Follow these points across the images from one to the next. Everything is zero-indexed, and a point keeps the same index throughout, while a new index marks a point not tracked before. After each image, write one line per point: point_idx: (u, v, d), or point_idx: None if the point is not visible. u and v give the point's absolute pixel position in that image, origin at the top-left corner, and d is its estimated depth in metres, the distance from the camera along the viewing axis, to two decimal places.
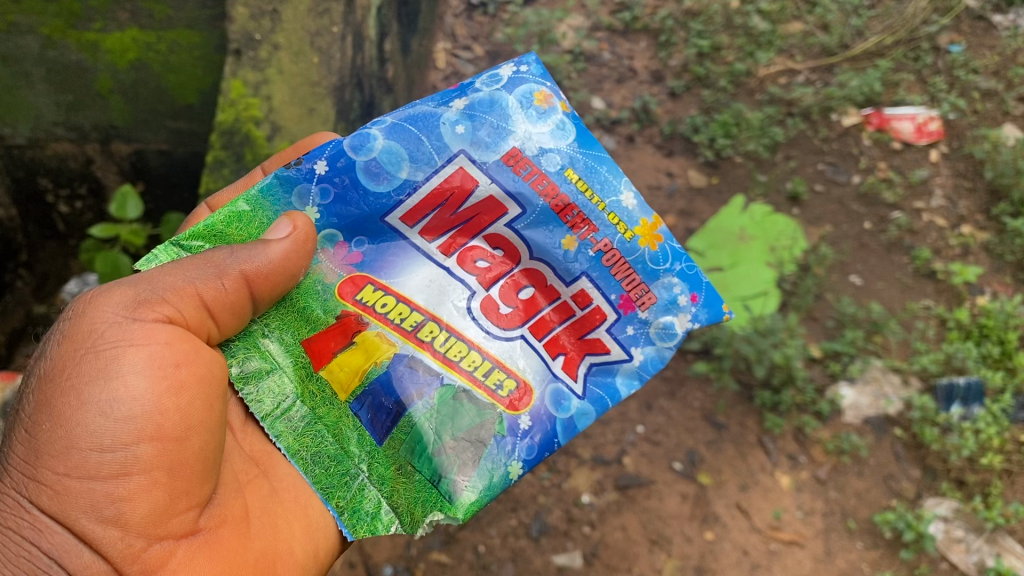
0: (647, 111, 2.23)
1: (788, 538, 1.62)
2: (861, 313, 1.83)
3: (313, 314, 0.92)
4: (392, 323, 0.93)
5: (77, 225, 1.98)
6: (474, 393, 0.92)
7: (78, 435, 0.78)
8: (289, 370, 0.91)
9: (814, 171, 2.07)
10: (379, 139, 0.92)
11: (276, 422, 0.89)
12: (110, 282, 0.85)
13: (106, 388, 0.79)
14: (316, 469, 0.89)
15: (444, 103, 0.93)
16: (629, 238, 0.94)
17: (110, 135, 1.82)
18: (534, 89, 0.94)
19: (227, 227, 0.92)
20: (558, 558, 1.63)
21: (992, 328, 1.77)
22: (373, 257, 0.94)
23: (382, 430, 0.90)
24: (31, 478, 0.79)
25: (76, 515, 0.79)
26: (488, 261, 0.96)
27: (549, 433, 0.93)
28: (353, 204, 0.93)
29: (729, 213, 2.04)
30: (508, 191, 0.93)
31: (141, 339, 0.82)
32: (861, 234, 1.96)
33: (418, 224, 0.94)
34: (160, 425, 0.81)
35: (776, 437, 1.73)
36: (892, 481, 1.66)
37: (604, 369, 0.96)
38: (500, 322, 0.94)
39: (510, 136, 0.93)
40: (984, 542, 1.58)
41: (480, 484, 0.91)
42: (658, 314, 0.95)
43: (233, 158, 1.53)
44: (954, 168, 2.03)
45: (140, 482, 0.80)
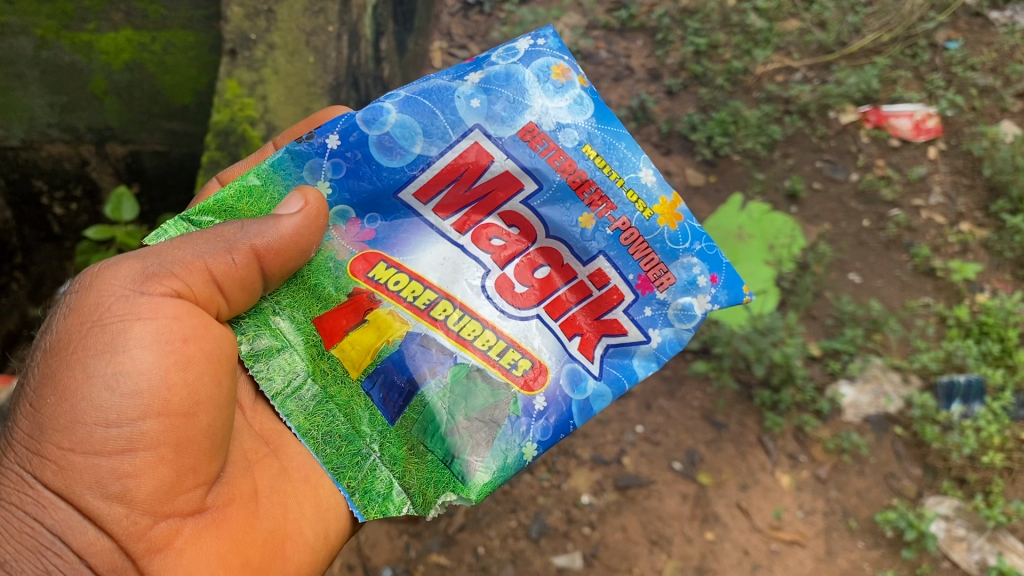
0: (644, 109, 2.23)
1: (789, 538, 1.61)
2: (860, 311, 1.82)
3: (326, 291, 0.92)
4: (404, 301, 0.92)
5: (72, 227, 1.96)
6: (488, 372, 0.92)
7: (84, 409, 0.77)
8: (300, 349, 0.91)
9: (812, 168, 2.06)
10: (393, 112, 0.91)
11: (287, 401, 0.90)
12: (117, 255, 0.84)
13: (113, 362, 0.79)
14: (327, 448, 0.90)
15: (459, 77, 0.91)
16: (648, 216, 0.92)
17: (105, 136, 1.81)
18: (552, 62, 0.91)
19: (238, 202, 0.91)
20: (558, 559, 1.62)
21: (992, 326, 1.75)
22: (386, 234, 0.93)
23: (393, 409, 0.90)
24: (34, 452, 0.77)
25: (80, 491, 0.78)
26: (504, 238, 0.95)
27: (564, 414, 0.92)
28: (366, 179, 0.91)
29: (727, 211, 2.03)
30: (524, 167, 0.91)
31: (148, 314, 0.81)
32: (859, 233, 1.96)
33: (432, 200, 0.93)
34: (167, 400, 0.80)
35: (776, 436, 1.73)
36: (893, 480, 1.66)
37: (622, 351, 0.94)
38: (515, 301, 0.94)
39: (527, 110, 0.91)
40: (986, 540, 1.57)
41: (494, 465, 0.90)
42: (676, 295, 0.93)
43: (229, 159, 1.52)
44: (953, 165, 2.02)
45: (147, 458, 0.79)
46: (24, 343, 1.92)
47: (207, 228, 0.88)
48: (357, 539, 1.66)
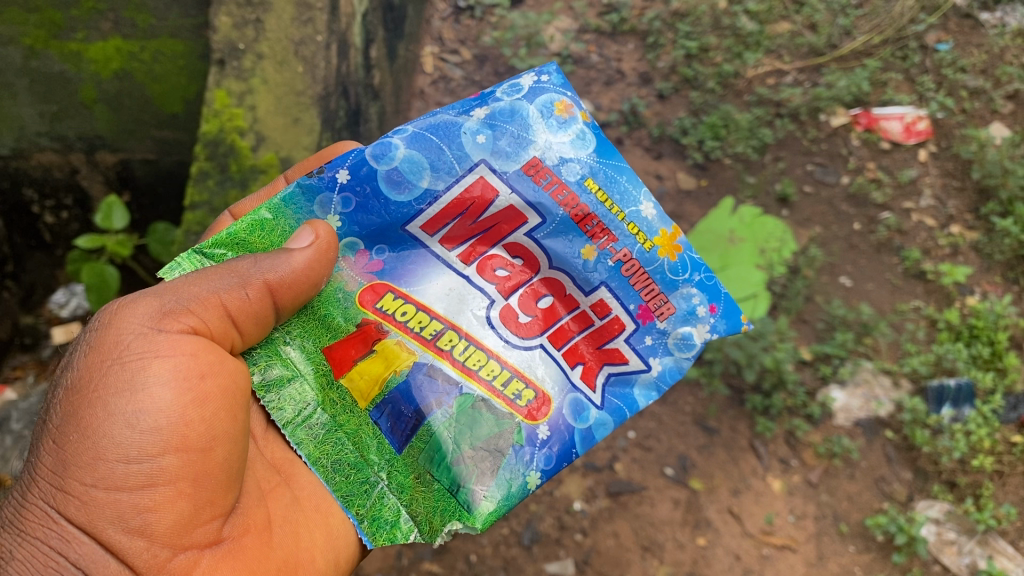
0: (635, 114, 2.22)
1: (780, 543, 1.62)
2: (851, 314, 1.83)
3: (335, 321, 0.92)
4: (412, 332, 0.93)
5: (63, 235, 1.96)
6: (493, 402, 0.92)
7: (105, 446, 0.77)
8: (310, 378, 0.90)
9: (803, 171, 2.06)
10: (400, 147, 0.90)
11: (297, 430, 0.89)
12: (135, 293, 0.84)
13: (132, 399, 0.79)
14: (337, 477, 0.89)
15: (465, 112, 0.90)
16: (649, 248, 0.91)
17: (95, 144, 1.81)
18: (555, 98, 0.91)
19: (250, 235, 0.90)
20: (550, 566, 1.63)
21: (982, 329, 1.76)
22: (393, 265, 0.93)
23: (401, 438, 0.90)
24: (59, 488, 0.78)
25: (103, 526, 0.77)
26: (508, 269, 0.95)
27: (567, 443, 0.92)
28: (374, 212, 0.91)
29: (719, 215, 2.02)
30: (528, 201, 0.91)
31: (166, 351, 0.81)
32: (851, 236, 1.96)
33: (439, 232, 0.93)
34: (185, 436, 0.80)
35: (768, 441, 1.73)
36: (884, 484, 1.66)
37: (623, 379, 0.94)
38: (519, 331, 0.94)
39: (531, 146, 0.90)
40: (976, 544, 1.58)
41: (499, 494, 0.89)
42: (676, 324, 0.93)
43: (218, 169, 1.52)
44: (943, 167, 2.03)
45: (166, 492, 0.79)
46: (16, 351, 1.96)
47: (220, 263, 0.88)
48: None
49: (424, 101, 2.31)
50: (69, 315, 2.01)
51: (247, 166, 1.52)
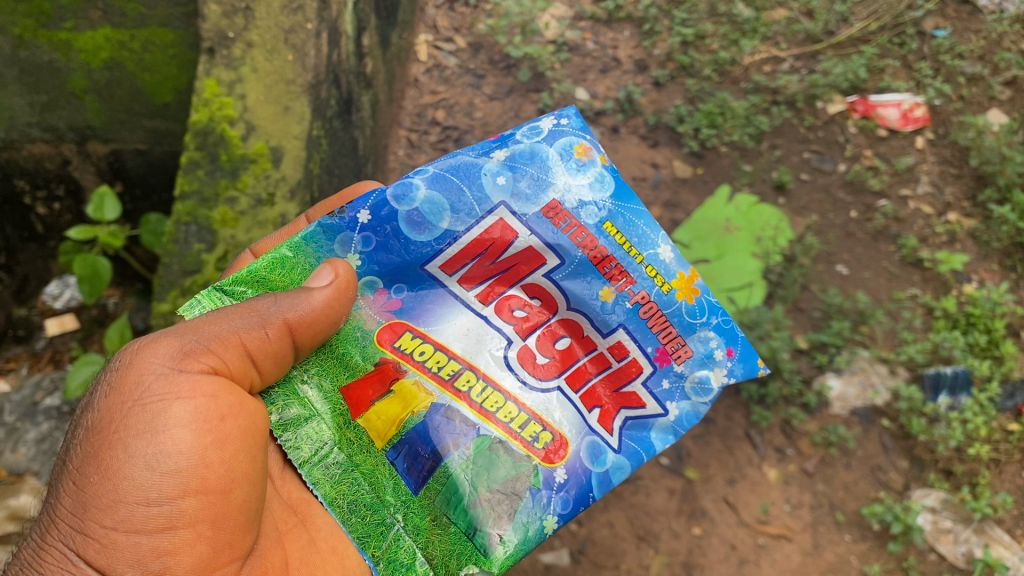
0: (631, 101, 2.20)
1: (776, 532, 1.62)
2: (847, 303, 1.81)
3: (353, 360, 0.93)
4: (429, 371, 0.94)
5: (55, 226, 1.96)
6: (509, 444, 0.93)
7: (126, 489, 0.79)
8: (327, 417, 0.91)
9: (800, 159, 2.05)
10: (422, 189, 0.92)
11: (314, 469, 0.89)
12: (156, 333, 0.85)
13: (153, 442, 0.80)
14: (353, 518, 0.88)
15: (485, 154, 0.94)
16: (666, 291, 0.93)
17: (87, 135, 1.79)
18: (574, 142, 0.94)
19: (270, 273, 0.92)
20: (546, 555, 1.64)
21: (979, 317, 1.75)
22: (412, 304, 0.95)
23: (417, 479, 0.91)
24: (80, 530, 0.79)
25: (122, 569, 0.79)
26: (526, 310, 0.97)
27: (584, 487, 0.93)
28: (394, 252, 0.93)
29: (714, 204, 2.01)
30: (547, 243, 0.93)
31: (186, 393, 0.82)
32: (847, 223, 1.95)
33: (457, 272, 0.95)
34: (205, 478, 0.81)
35: (763, 430, 1.72)
36: (880, 473, 1.66)
37: (640, 423, 0.96)
38: (537, 372, 0.96)
39: (550, 188, 0.93)
40: (973, 532, 1.57)
41: (515, 538, 0.91)
42: (693, 368, 0.94)
43: (208, 159, 1.48)
44: (940, 155, 2.01)
45: (185, 535, 0.80)
46: (11, 344, 1.99)
47: (241, 301, 0.90)
48: None
49: (419, 90, 2.30)
50: (63, 307, 2.03)
51: (237, 156, 1.48)
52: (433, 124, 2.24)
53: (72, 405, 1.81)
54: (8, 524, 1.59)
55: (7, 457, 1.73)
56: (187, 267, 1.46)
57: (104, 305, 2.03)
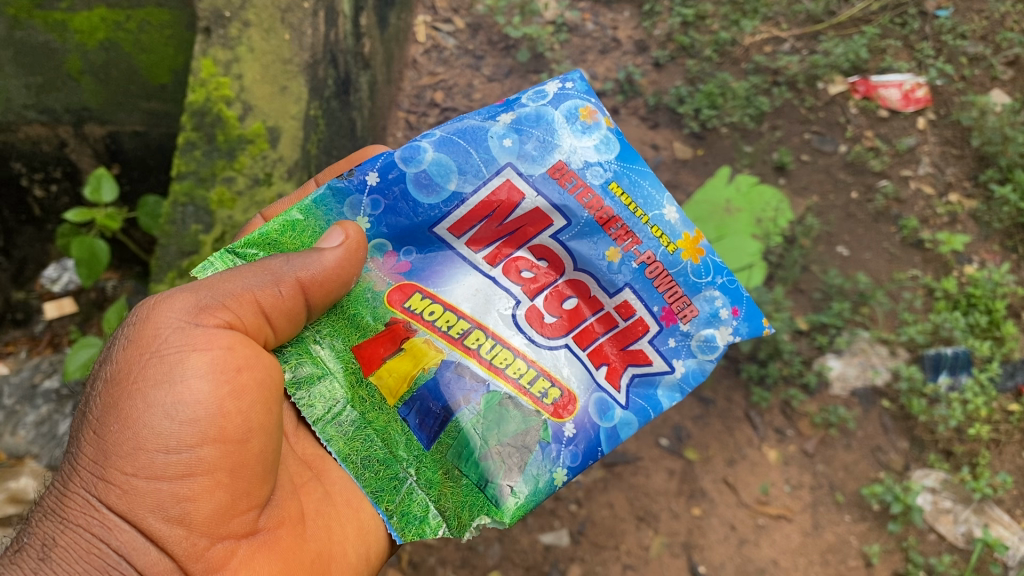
0: (631, 82, 2.19)
1: (776, 513, 1.62)
2: (847, 284, 1.81)
3: (364, 320, 0.94)
4: (439, 330, 0.95)
5: (53, 209, 1.95)
6: (519, 400, 0.94)
7: (145, 436, 0.79)
8: (340, 375, 0.92)
9: (800, 140, 2.04)
10: (429, 151, 0.93)
11: (327, 426, 0.91)
12: (172, 288, 0.85)
13: (172, 392, 0.80)
14: (366, 473, 0.91)
15: (491, 117, 0.93)
16: (672, 250, 0.93)
17: (83, 117, 1.78)
18: (579, 105, 0.93)
19: (281, 236, 0.92)
20: (545, 536, 1.62)
21: (980, 297, 1.75)
22: (421, 266, 0.95)
23: (429, 434, 0.92)
24: (100, 478, 0.80)
25: (143, 514, 0.79)
26: (533, 271, 0.97)
27: (593, 441, 0.93)
28: (403, 215, 0.93)
29: (715, 184, 1.99)
30: (553, 204, 0.93)
31: (202, 344, 0.82)
32: (848, 204, 1.94)
33: (465, 234, 0.95)
34: (223, 427, 0.82)
35: (763, 411, 1.72)
36: (880, 453, 1.66)
37: (647, 380, 0.96)
38: (544, 331, 0.96)
39: (556, 150, 0.93)
40: (973, 512, 1.57)
41: (526, 489, 0.91)
42: (699, 327, 0.94)
43: (205, 140, 1.46)
44: (942, 135, 2.00)
45: (204, 483, 0.81)
46: (9, 326, 2.00)
47: (253, 261, 0.90)
48: None
49: (417, 72, 2.28)
50: (61, 290, 2.03)
51: (234, 137, 1.47)
52: (431, 106, 2.23)
53: (72, 388, 1.80)
54: (8, 506, 1.56)
55: (7, 440, 1.72)
56: (184, 248, 1.45)
57: (102, 288, 2.02)
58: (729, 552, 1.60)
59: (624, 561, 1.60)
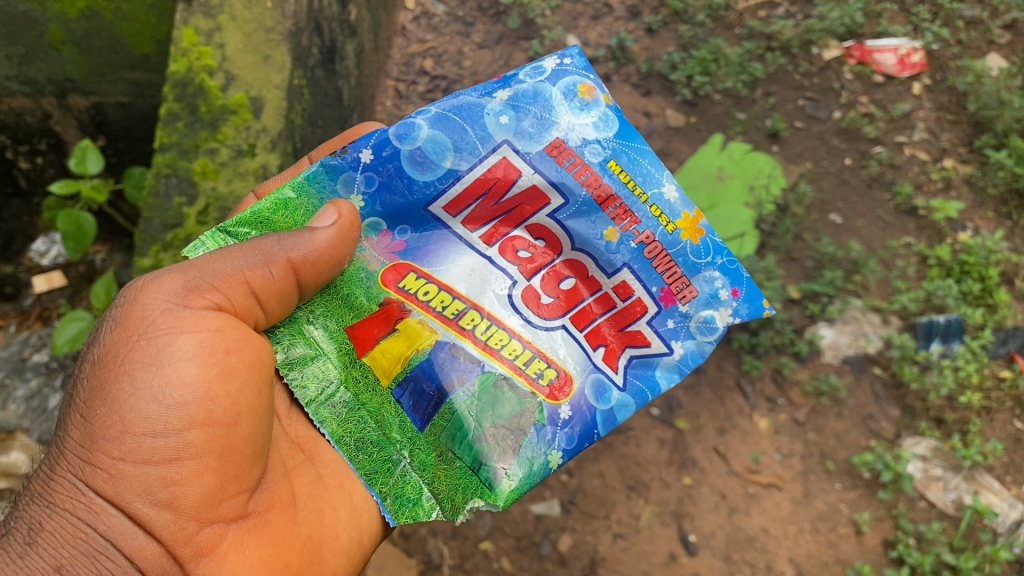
0: (623, 48, 2.14)
1: (766, 481, 1.62)
2: (840, 252, 1.80)
3: (357, 301, 0.93)
4: (433, 311, 0.93)
5: (39, 181, 1.94)
6: (514, 380, 0.92)
7: (133, 420, 0.78)
8: (333, 356, 0.92)
9: (794, 107, 2.01)
10: (424, 128, 0.91)
11: (320, 407, 0.91)
12: (160, 270, 0.84)
13: (159, 374, 0.79)
14: (360, 455, 0.90)
15: (488, 94, 0.92)
16: (671, 230, 0.91)
17: (66, 88, 1.75)
18: (578, 81, 0.92)
19: (273, 214, 0.91)
20: (536, 507, 1.62)
21: (973, 265, 1.74)
22: (416, 245, 0.94)
23: (423, 416, 0.91)
24: (87, 461, 0.79)
25: (130, 498, 0.78)
26: (530, 250, 0.95)
27: (589, 424, 0.92)
28: (397, 192, 0.92)
29: (707, 152, 1.97)
30: (551, 181, 0.91)
31: (191, 326, 0.81)
32: (841, 171, 1.93)
33: (461, 213, 0.94)
34: (211, 410, 0.81)
35: (754, 379, 1.72)
36: (871, 421, 1.65)
37: (645, 362, 0.95)
38: (541, 312, 0.95)
39: (553, 127, 0.91)
40: (962, 480, 1.57)
41: (520, 472, 0.90)
42: (698, 307, 0.93)
43: (188, 111, 1.44)
44: (937, 101, 1.98)
45: (193, 466, 0.80)
46: None
47: (244, 242, 0.89)
48: None
49: (406, 39, 2.25)
50: (50, 264, 2.02)
51: (217, 108, 1.44)
52: (421, 74, 2.20)
53: (61, 361, 1.79)
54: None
55: None
56: (168, 221, 1.44)
57: (91, 262, 2.01)
58: (720, 521, 1.60)
59: (615, 531, 1.60)
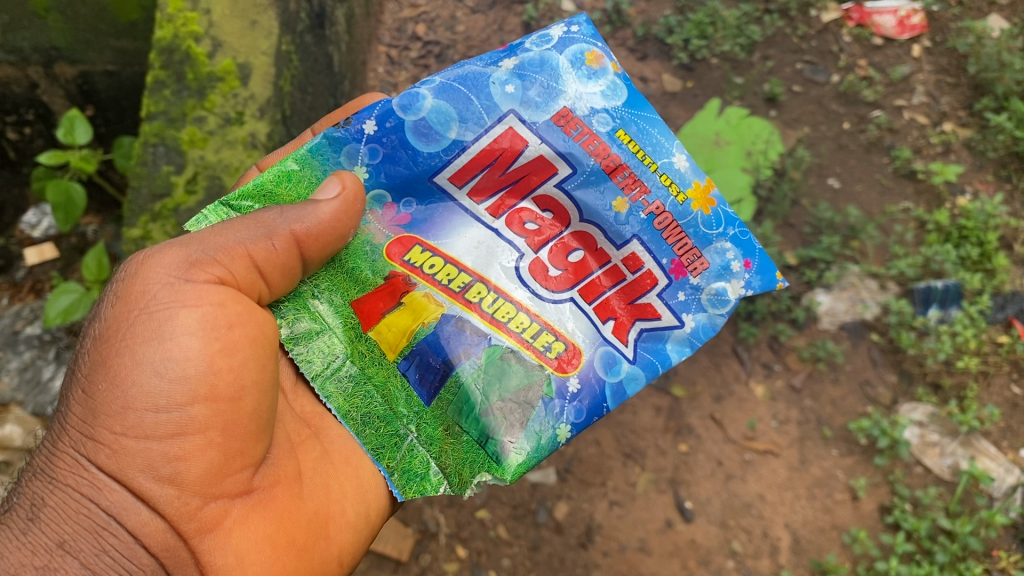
0: (619, 11, 2.08)
1: (762, 448, 1.61)
2: (838, 218, 1.79)
3: (363, 275, 0.92)
4: (439, 284, 0.93)
5: (27, 152, 1.92)
6: (522, 354, 0.92)
7: (135, 396, 0.77)
8: (338, 331, 0.91)
9: (792, 71, 1.98)
10: (428, 98, 0.89)
11: (326, 382, 0.90)
12: (162, 243, 0.83)
13: (161, 349, 0.78)
14: (366, 430, 0.90)
15: (493, 63, 0.90)
16: (681, 200, 0.89)
17: (53, 57, 1.72)
18: (585, 49, 0.89)
19: (277, 187, 0.90)
20: (532, 474, 1.61)
21: (971, 230, 1.73)
22: (421, 217, 0.93)
23: (429, 390, 0.91)
24: (90, 437, 0.79)
25: (133, 474, 0.78)
26: (537, 223, 0.94)
27: (597, 397, 0.91)
28: (402, 163, 0.90)
29: (705, 117, 1.93)
30: (558, 152, 0.89)
31: (193, 301, 0.80)
32: (840, 136, 1.90)
33: (467, 184, 0.92)
34: (214, 385, 0.80)
35: (751, 346, 1.71)
36: (868, 387, 1.65)
37: (655, 335, 0.93)
38: (548, 284, 0.94)
39: (560, 96, 0.89)
40: (959, 445, 1.57)
41: (528, 446, 0.90)
42: (709, 280, 0.91)
43: (174, 79, 1.41)
44: (937, 63, 1.96)
45: (196, 442, 0.79)
46: None
47: (247, 214, 0.87)
48: None
49: (398, 4, 2.22)
50: (41, 236, 2.00)
51: (205, 75, 1.42)
52: (414, 39, 2.17)
53: (54, 333, 1.78)
54: None
55: None
56: (156, 190, 1.41)
57: (83, 233, 1.99)
58: (716, 488, 1.59)
59: (610, 498, 1.59)
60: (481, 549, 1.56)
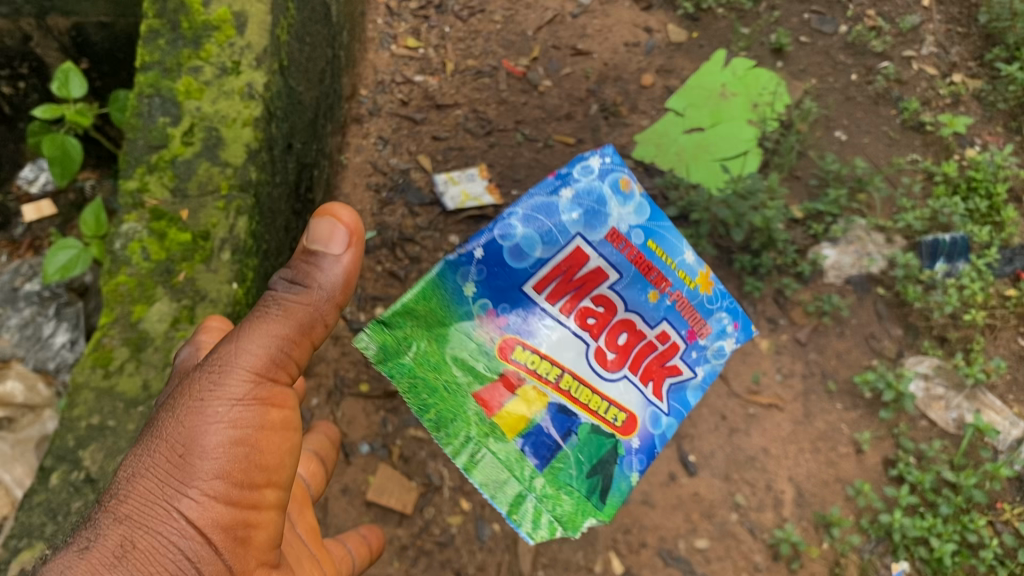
0: None
1: (767, 402, 1.59)
2: (846, 169, 1.76)
3: (455, 377, 0.87)
4: (543, 378, 0.90)
5: (23, 107, 1.91)
6: (603, 429, 0.92)
7: (234, 477, 0.76)
8: (464, 422, 0.87)
9: (800, 20, 1.96)
10: (516, 225, 0.86)
11: (465, 461, 0.87)
12: (247, 323, 0.80)
13: (251, 442, 0.78)
14: (499, 493, 0.88)
15: (553, 191, 0.86)
16: (692, 285, 0.93)
17: (46, 8, 1.69)
18: (618, 174, 0.88)
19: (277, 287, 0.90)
20: None
21: (980, 182, 1.72)
22: (515, 324, 0.90)
23: (542, 463, 0.89)
24: (184, 506, 0.73)
25: (224, 552, 0.75)
26: (593, 317, 0.92)
27: (651, 446, 0.95)
28: (495, 276, 0.87)
29: (709, 69, 1.83)
30: (610, 261, 0.89)
31: (272, 398, 0.81)
32: (847, 87, 1.87)
33: (544, 291, 0.89)
34: (281, 475, 0.82)
35: (756, 300, 1.69)
36: (874, 340, 1.63)
37: (678, 387, 0.97)
38: (607, 367, 0.93)
39: (606, 218, 0.87)
40: (964, 398, 1.55)
41: (616, 496, 0.92)
42: (711, 341, 0.95)
43: (170, 27, 1.37)
44: (948, 13, 1.96)
45: (267, 524, 0.80)
46: None
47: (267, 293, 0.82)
48: (334, 415, 1.56)
49: None
50: (39, 192, 1.98)
51: (200, 24, 1.38)
52: None
53: (54, 290, 1.76)
54: None
55: None
56: (154, 142, 1.30)
57: (81, 189, 1.98)
58: (719, 441, 1.55)
59: None
60: (484, 503, 1.47)
